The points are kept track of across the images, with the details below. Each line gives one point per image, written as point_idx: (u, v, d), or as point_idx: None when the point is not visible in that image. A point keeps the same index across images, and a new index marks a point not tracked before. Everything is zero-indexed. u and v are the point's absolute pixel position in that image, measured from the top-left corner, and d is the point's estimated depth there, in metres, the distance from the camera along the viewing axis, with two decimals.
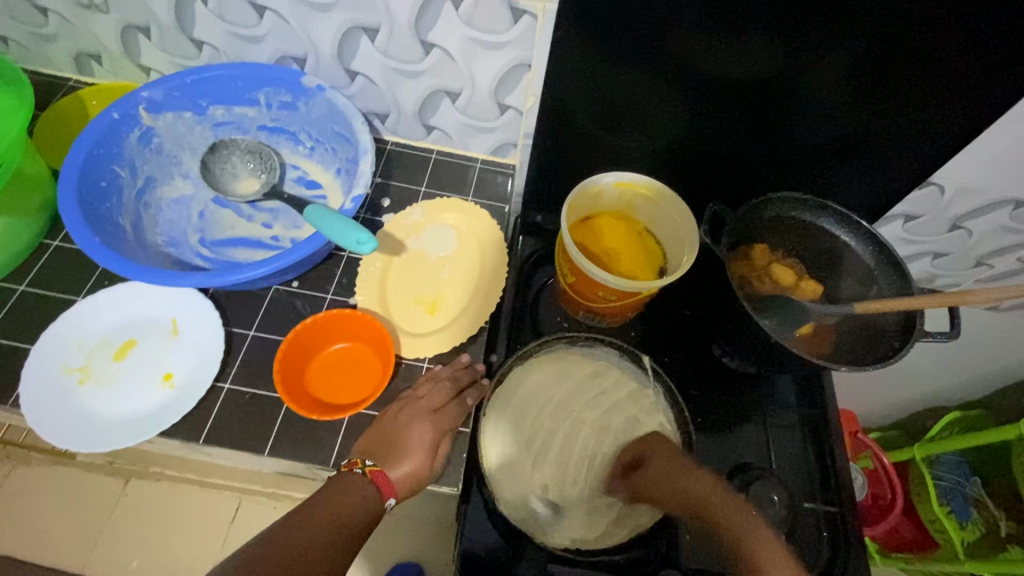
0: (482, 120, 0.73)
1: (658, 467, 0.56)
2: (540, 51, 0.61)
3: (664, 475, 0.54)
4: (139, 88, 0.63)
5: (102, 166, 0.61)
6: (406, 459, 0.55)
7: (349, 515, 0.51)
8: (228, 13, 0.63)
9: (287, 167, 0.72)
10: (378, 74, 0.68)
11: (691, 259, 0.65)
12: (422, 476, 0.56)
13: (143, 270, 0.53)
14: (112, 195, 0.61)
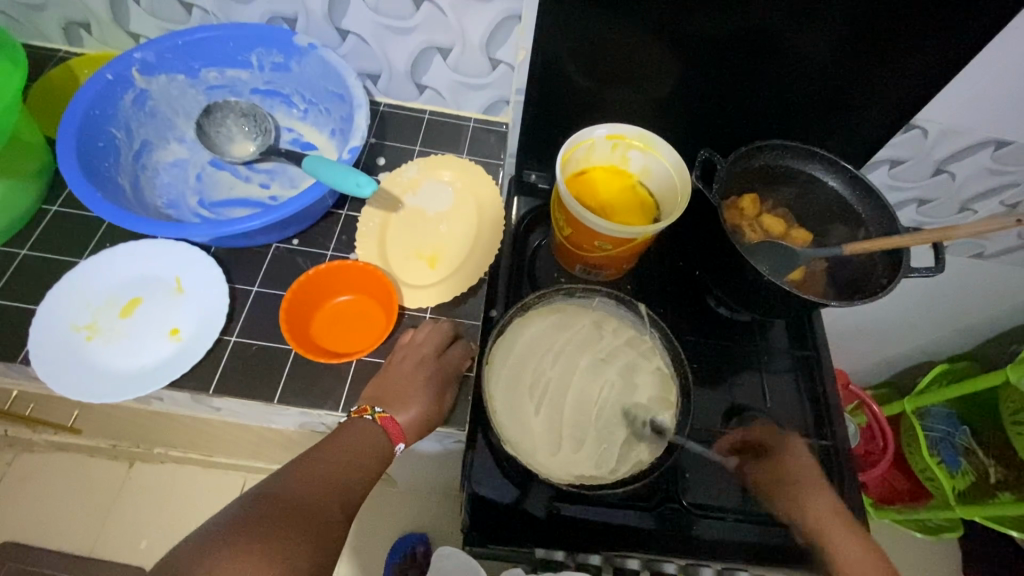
0: (474, 77, 0.73)
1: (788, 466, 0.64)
2: (530, 4, 0.62)
3: (787, 480, 0.63)
4: (130, 50, 0.63)
5: (100, 127, 0.61)
6: (415, 402, 0.57)
7: (365, 454, 0.53)
8: None
9: (282, 130, 0.73)
10: (369, 32, 0.68)
11: (685, 202, 0.67)
12: (430, 419, 0.58)
13: (153, 225, 0.55)
14: (109, 156, 0.61)
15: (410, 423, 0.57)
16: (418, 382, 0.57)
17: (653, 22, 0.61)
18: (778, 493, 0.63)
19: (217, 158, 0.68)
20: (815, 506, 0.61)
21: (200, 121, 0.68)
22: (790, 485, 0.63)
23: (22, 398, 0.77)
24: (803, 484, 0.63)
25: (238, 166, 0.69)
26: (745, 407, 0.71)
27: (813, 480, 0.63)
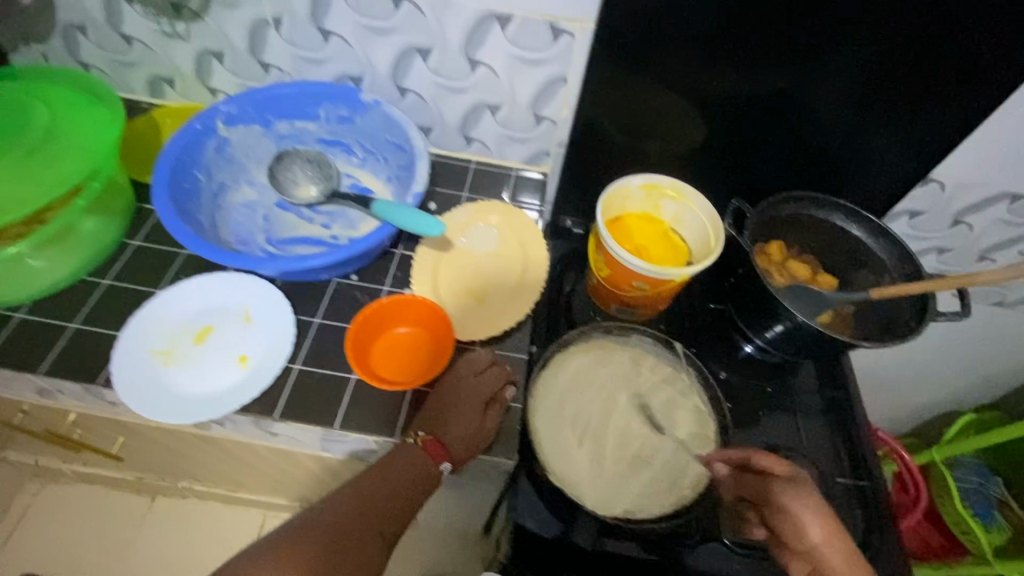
0: (519, 131, 0.80)
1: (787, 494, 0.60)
2: (576, 68, 0.69)
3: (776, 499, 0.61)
4: (217, 104, 0.71)
5: (187, 171, 0.67)
6: (461, 430, 0.59)
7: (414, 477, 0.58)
8: (298, 38, 0.72)
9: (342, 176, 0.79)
10: (428, 91, 0.76)
11: (719, 247, 0.71)
12: (475, 444, 0.61)
13: (237, 259, 0.61)
14: (193, 197, 0.67)
15: (456, 446, 0.59)
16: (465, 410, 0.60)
17: (688, 86, 0.68)
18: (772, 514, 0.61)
19: (285, 201, 0.75)
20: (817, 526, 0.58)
21: (272, 167, 0.75)
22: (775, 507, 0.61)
23: (77, 423, 0.80)
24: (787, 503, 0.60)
25: (303, 208, 0.75)
26: (779, 446, 0.73)
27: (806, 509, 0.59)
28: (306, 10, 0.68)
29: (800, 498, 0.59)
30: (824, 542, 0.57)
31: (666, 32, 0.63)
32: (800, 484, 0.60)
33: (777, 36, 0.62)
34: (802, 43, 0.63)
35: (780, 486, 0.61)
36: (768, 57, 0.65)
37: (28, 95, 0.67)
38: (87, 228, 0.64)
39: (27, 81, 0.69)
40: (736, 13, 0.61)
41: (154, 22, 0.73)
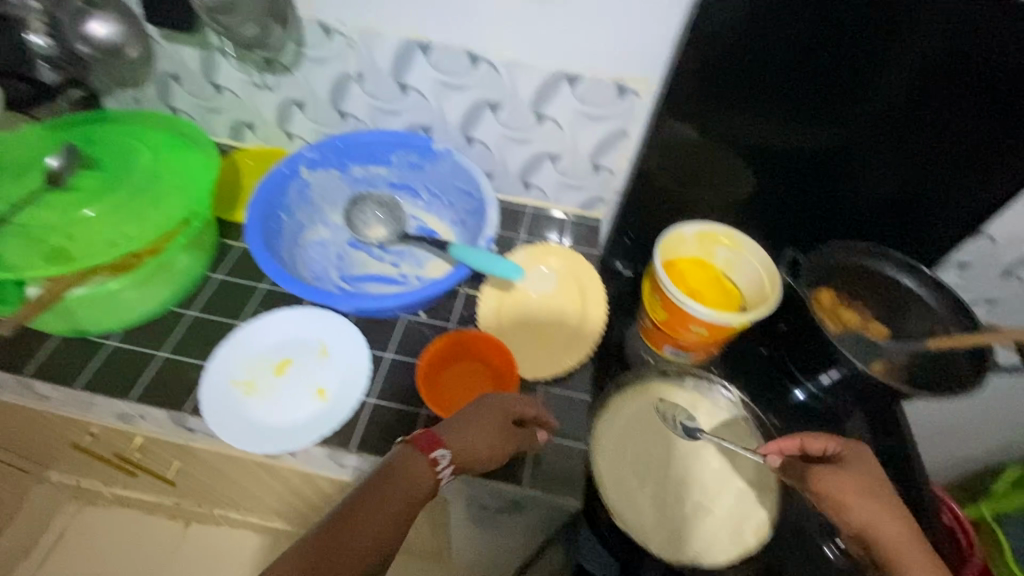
0: (576, 179, 0.84)
1: (855, 479, 0.57)
2: (639, 123, 0.74)
3: (853, 488, 0.57)
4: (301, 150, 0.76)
5: (273, 212, 0.72)
6: (482, 430, 0.56)
7: (410, 488, 0.50)
8: (378, 92, 0.77)
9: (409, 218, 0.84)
10: (494, 140, 0.81)
11: (778, 295, 0.73)
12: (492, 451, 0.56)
13: (331, 298, 0.65)
14: (278, 236, 0.72)
15: (465, 445, 0.55)
16: (490, 416, 0.57)
17: (745, 142, 0.72)
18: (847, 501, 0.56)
19: (356, 239, 0.80)
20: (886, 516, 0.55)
21: (347, 209, 0.81)
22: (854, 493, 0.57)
23: (140, 447, 0.83)
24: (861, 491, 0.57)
25: (372, 246, 0.80)
26: None
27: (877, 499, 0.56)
28: (390, 68, 0.74)
29: (856, 479, 0.57)
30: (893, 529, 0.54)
31: (728, 92, 0.67)
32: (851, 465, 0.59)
33: (834, 98, 0.66)
34: (857, 105, 0.67)
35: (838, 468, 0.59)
36: (823, 117, 0.68)
37: (132, 138, 0.72)
38: (180, 263, 0.69)
39: (129, 125, 0.75)
40: (793, 77, 0.65)
41: (246, 75, 0.79)
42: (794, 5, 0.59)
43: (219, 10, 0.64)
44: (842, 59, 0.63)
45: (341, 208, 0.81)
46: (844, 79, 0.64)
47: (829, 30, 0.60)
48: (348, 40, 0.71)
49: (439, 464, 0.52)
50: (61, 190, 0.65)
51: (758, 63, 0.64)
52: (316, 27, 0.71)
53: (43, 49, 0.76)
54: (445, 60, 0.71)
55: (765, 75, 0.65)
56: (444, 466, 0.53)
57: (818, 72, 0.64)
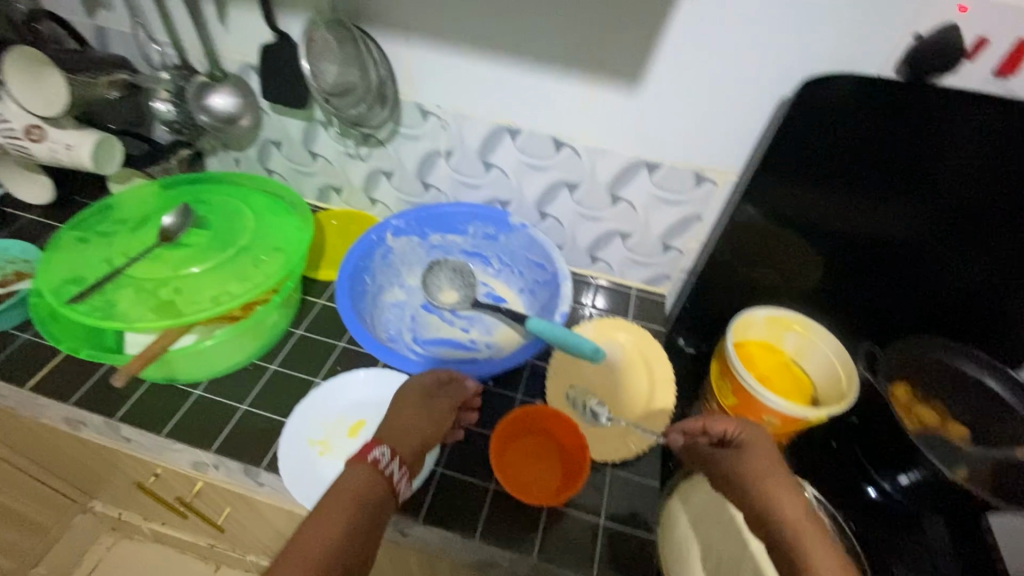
0: (642, 256, 0.86)
1: (752, 459, 0.54)
2: (713, 209, 0.76)
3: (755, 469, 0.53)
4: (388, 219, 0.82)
5: (359, 275, 0.77)
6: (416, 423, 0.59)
7: (360, 498, 0.50)
8: (463, 169, 0.83)
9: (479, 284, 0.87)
10: (567, 217, 0.84)
11: (855, 391, 0.71)
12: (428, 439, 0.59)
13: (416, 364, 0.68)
14: (362, 298, 0.76)
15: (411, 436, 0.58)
16: (432, 406, 0.61)
17: (819, 232, 0.73)
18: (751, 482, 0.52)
19: (428, 302, 0.83)
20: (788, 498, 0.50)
21: (424, 273, 0.84)
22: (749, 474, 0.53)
23: (198, 492, 0.84)
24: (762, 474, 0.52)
25: (444, 310, 0.83)
26: None
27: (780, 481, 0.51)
28: (477, 147, 0.79)
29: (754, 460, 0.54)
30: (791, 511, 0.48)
31: (804, 187, 0.69)
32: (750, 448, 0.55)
33: (914, 196, 0.67)
34: (933, 200, 0.67)
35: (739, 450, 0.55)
36: (897, 210, 0.69)
37: (237, 200, 0.78)
38: (271, 319, 0.73)
39: (233, 187, 0.81)
40: (866, 171, 0.67)
41: (342, 145, 0.86)
42: (869, 109, 0.61)
43: (335, 96, 0.70)
44: (915, 157, 0.64)
45: (418, 271, 0.85)
46: (920, 177, 0.66)
47: (911, 134, 0.62)
48: (442, 121, 0.77)
49: (382, 462, 0.53)
50: (172, 245, 0.70)
51: (835, 159, 0.66)
52: (415, 109, 0.76)
53: (167, 115, 0.83)
54: (530, 143, 0.76)
55: (843, 170, 0.67)
56: (388, 462, 0.53)
57: (890, 168, 0.66)
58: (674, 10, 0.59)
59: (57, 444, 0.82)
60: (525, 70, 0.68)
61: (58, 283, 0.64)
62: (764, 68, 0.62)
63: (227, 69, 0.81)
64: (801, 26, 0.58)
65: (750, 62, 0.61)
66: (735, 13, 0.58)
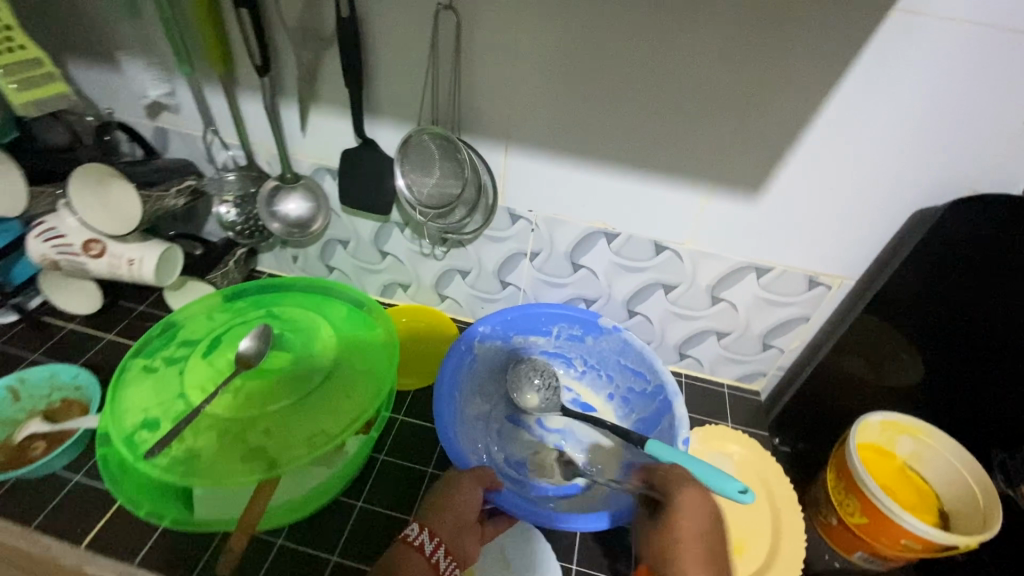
0: (736, 353, 0.81)
1: (670, 529, 0.54)
2: (821, 311, 0.73)
3: (663, 544, 0.54)
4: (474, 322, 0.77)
5: (449, 388, 0.70)
6: (446, 504, 0.57)
7: None
8: (548, 268, 0.78)
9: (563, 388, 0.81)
10: (659, 316, 0.79)
11: (998, 523, 0.62)
12: (463, 517, 0.57)
13: (514, 501, 0.60)
14: (456, 412, 0.69)
15: (445, 512, 0.56)
16: (457, 484, 0.59)
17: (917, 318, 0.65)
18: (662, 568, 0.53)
19: (514, 413, 0.77)
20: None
21: (504, 376, 0.78)
22: (661, 555, 0.54)
23: None
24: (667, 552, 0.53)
25: (530, 420, 0.76)
26: None
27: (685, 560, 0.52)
28: (567, 249, 0.75)
29: (669, 528, 0.54)
30: None
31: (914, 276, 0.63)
32: (666, 512, 0.56)
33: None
34: None
35: (661, 521, 0.56)
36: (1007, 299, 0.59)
37: (313, 311, 0.73)
38: None
39: (307, 295, 0.76)
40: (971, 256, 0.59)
41: (416, 245, 0.81)
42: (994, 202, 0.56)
43: (438, 210, 0.72)
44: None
45: (498, 377, 0.78)
46: None
47: None
48: (532, 225, 0.73)
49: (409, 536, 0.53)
50: (252, 373, 0.64)
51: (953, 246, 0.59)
52: (504, 214, 0.72)
53: (228, 218, 0.79)
54: (628, 246, 0.72)
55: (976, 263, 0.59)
56: (418, 536, 0.54)
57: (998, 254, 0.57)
58: (814, 122, 0.57)
59: None
60: (636, 178, 0.65)
61: (130, 431, 0.58)
62: (900, 177, 0.59)
63: (300, 170, 0.77)
64: (949, 141, 0.55)
65: (885, 172, 0.59)
66: (880, 129, 0.56)
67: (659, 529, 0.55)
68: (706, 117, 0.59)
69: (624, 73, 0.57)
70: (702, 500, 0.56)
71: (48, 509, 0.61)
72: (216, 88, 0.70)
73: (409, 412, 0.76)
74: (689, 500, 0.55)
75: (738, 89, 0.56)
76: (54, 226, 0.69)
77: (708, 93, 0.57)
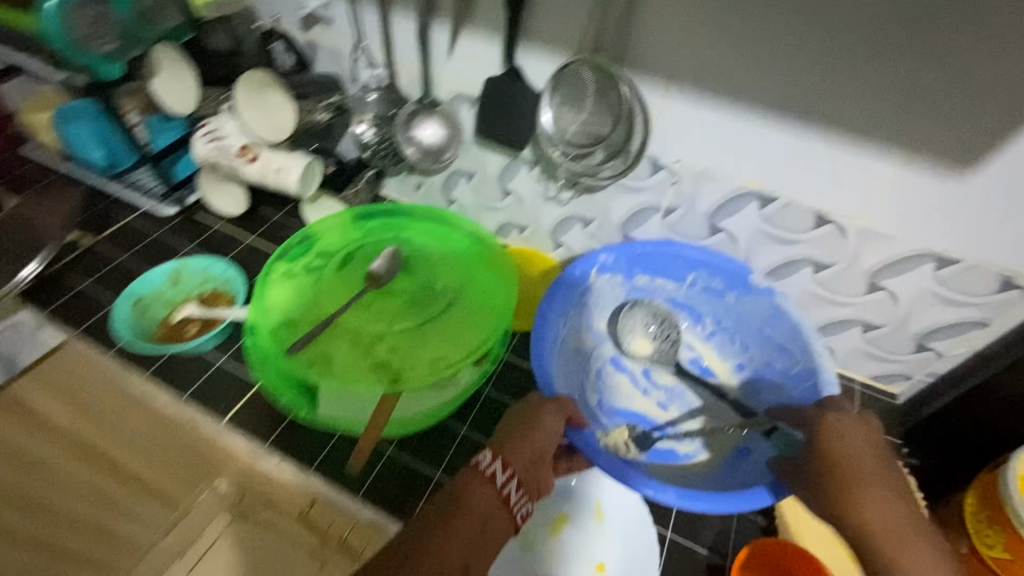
0: (884, 350, 0.72)
1: (830, 447, 0.50)
2: (1008, 319, 0.62)
3: (818, 463, 0.50)
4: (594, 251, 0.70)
5: (551, 318, 0.64)
6: (523, 435, 0.52)
7: (462, 509, 0.48)
8: (682, 228, 0.73)
9: (683, 346, 0.73)
10: (799, 296, 0.72)
11: None
12: (539, 452, 0.53)
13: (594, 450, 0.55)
14: (555, 342, 0.64)
15: (523, 444, 0.52)
16: (540, 414, 0.54)
17: None
18: (834, 493, 0.47)
19: (618, 356, 0.71)
20: (867, 497, 0.46)
21: (615, 316, 0.72)
22: (825, 477, 0.49)
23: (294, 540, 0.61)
24: (835, 472, 0.48)
25: (638, 369, 0.71)
26: None
27: (862, 478, 0.48)
28: (709, 209, 0.69)
29: (833, 444, 0.50)
30: (875, 522, 0.45)
31: None
32: (823, 433, 0.52)
33: None
34: None
35: (815, 442, 0.52)
36: None
37: (437, 240, 0.74)
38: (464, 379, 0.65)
39: (420, 220, 0.76)
40: None
41: (543, 187, 0.78)
42: None
43: (580, 147, 0.70)
44: None
45: (609, 317, 0.72)
46: None
47: None
48: (674, 176, 0.67)
49: (482, 463, 0.50)
50: (381, 292, 0.68)
51: None
52: (647, 163, 0.68)
53: (365, 137, 0.80)
54: (782, 214, 0.65)
55: None
56: (489, 464, 0.50)
57: None
58: None
59: None
60: (809, 136, 0.58)
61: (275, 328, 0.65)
62: None
63: (440, 96, 0.76)
64: None
65: None
66: None
67: (817, 452, 0.51)
68: (924, 70, 0.49)
69: (823, 11, 0.49)
70: (851, 427, 0.51)
71: (199, 385, 0.69)
72: (370, 5, 0.70)
73: (515, 353, 0.76)
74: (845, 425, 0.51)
75: (970, 40, 0.47)
76: (216, 128, 0.76)
77: (925, 42, 0.48)
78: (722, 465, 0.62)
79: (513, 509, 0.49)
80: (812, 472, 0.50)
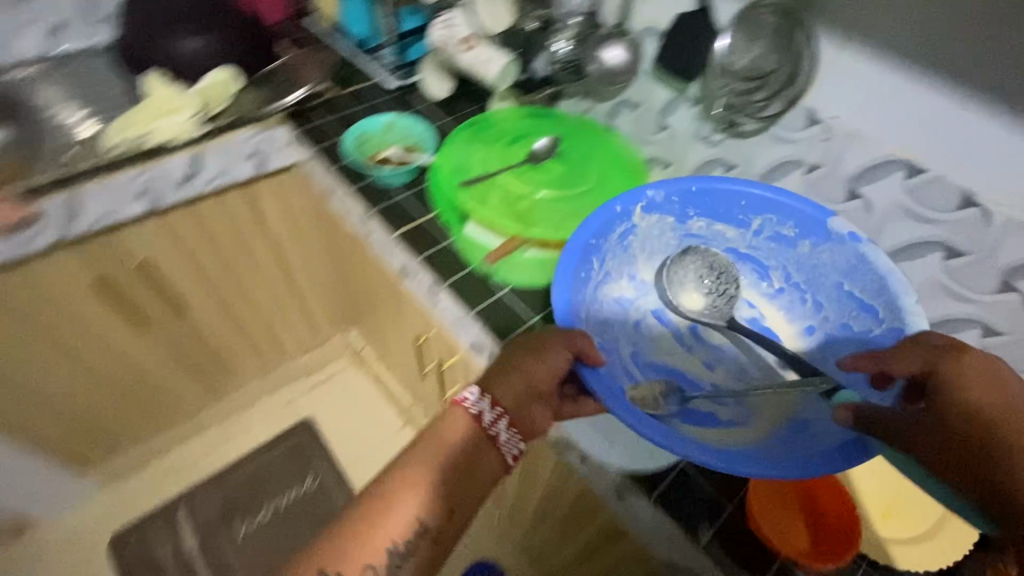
0: (1019, 370, 0.63)
1: (984, 391, 0.51)
2: None
3: (971, 405, 0.50)
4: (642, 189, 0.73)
5: (589, 256, 0.68)
6: (512, 378, 0.61)
7: (448, 445, 0.59)
8: (819, 187, 0.76)
9: (744, 301, 0.75)
10: (922, 283, 0.69)
11: None
12: (532, 387, 0.61)
13: (603, 386, 0.59)
14: (594, 267, 0.69)
15: (512, 383, 0.61)
16: (532, 357, 0.61)
17: None
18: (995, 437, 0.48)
19: (662, 309, 0.74)
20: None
21: (662, 267, 0.75)
22: (983, 421, 0.49)
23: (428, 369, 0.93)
24: (995, 417, 0.49)
25: (685, 325, 0.74)
26: None
27: (1021, 425, 0.48)
28: (854, 172, 0.75)
29: (986, 388, 0.51)
30: None
31: None
32: (970, 374, 0.52)
33: None
34: None
35: (960, 383, 0.52)
36: None
37: (593, 143, 0.88)
38: None
39: (561, 123, 0.90)
40: None
41: (698, 127, 0.87)
42: None
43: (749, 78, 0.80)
44: None
45: (658, 269, 0.75)
46: None
47: None
48: (827, 133, 0.78)
49: (468, 403, 0.61)
50: (535, 168, 0.85)
51: None
52: (804, 115, 0.80)
53: (558, 54, 0.93)
54: (925, 192, 0.70)
55: None
56: (475, 404, 0.61)
57: None
58: None
59: (374, 281, 1.03)
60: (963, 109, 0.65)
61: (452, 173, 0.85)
62: None
63: (632, 30, 0.94)
64: None
65: None
66: None
67: (963, 393, 0.51)
68: None
69: None
70: (994, 370, 0.52)
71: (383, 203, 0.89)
72: None
73: None
74: (1000, 372, 0.52)
75: None
76: (449, 19, 0.94)
77: None
78: (779, 434, 0.62)
79: (499, 448, 0.61)
80: (961, 411, 0.50)
